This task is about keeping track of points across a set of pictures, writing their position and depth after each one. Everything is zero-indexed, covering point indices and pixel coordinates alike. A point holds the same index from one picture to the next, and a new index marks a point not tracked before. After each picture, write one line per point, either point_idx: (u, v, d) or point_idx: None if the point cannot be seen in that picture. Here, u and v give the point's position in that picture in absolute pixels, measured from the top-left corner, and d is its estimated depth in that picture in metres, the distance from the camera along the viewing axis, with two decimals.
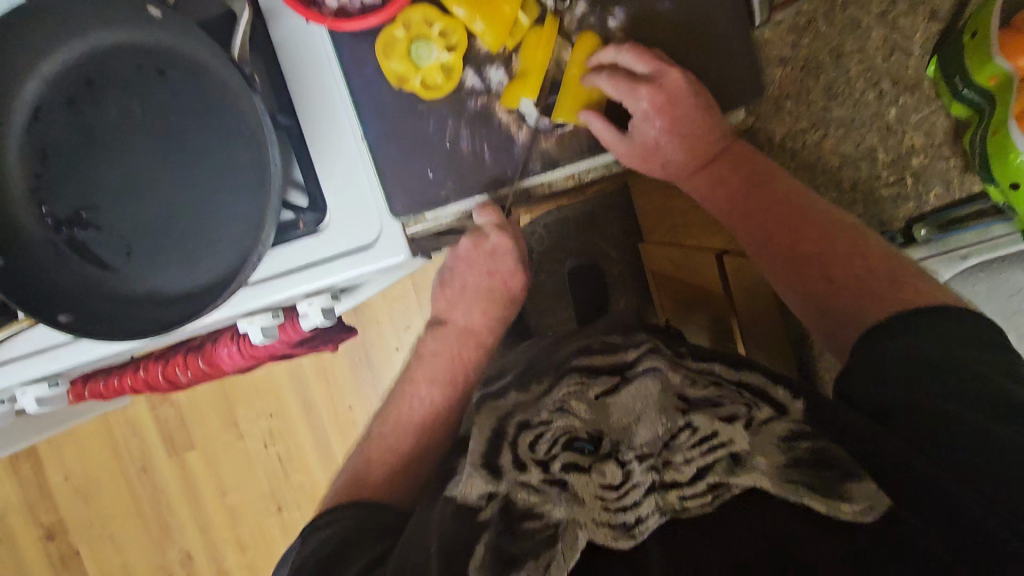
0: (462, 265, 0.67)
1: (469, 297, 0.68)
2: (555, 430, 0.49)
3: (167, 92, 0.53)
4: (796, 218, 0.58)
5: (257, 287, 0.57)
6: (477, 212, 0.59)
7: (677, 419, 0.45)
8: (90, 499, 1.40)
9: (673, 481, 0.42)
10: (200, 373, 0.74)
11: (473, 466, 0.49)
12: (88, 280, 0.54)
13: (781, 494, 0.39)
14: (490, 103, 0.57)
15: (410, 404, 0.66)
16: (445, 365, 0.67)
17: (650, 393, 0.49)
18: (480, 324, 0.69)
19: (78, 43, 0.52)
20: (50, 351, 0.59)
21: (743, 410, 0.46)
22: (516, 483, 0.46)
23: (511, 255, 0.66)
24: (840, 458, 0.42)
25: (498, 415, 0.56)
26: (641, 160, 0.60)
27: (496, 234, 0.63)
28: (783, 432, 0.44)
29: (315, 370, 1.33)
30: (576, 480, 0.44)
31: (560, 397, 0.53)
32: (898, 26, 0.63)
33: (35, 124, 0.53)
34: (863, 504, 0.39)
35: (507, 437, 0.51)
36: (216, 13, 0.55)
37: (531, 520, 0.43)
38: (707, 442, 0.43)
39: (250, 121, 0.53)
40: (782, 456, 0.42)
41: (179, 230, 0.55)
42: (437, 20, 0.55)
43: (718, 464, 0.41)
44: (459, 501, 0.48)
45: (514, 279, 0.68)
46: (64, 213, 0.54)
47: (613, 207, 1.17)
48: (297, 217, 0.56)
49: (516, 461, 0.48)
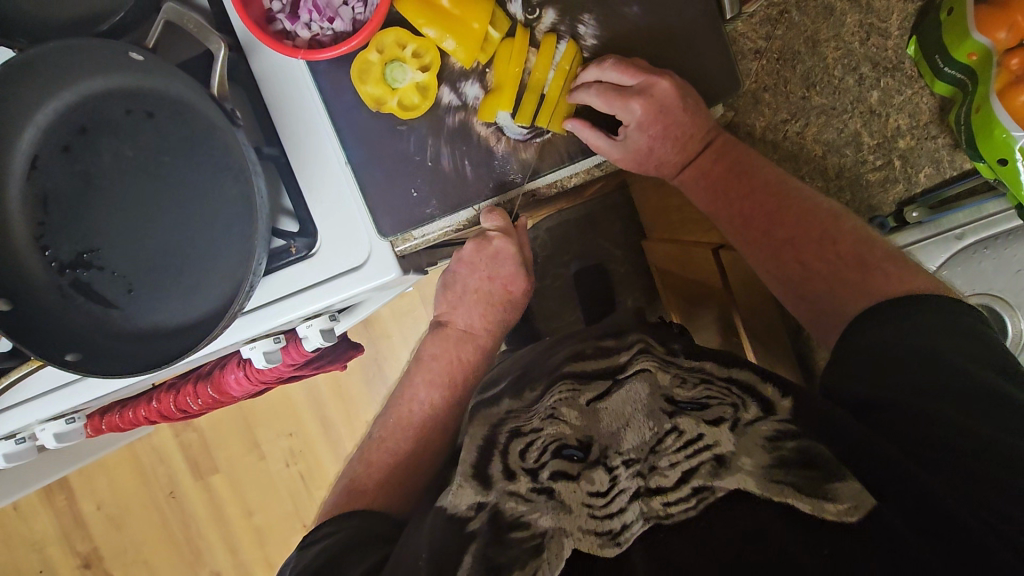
0: (463, 268, 0.67)
1: (469, 300, 0.68)
2: (545, 437, 0.50)
3: (156, 133, 0.55)
4: (776, 204, 0.57)
5: (252, 316, 0.59)
6: (484, 217, 0.61)
7: (663, 423, 0.46)
8: (123, 526, 1.44)
9: (658, 486, 0.42)
10: (211, 400, 0.76)
11: (463, 477, 0.50)
12: (93, 320, 0.56)
13: (765, 494, 0.39)
14: (467, 119, 0.58)
15: (411, 407, 0.67)
16: (445, 368, 0.68)
17: (640, 395, 0.50)
18: (480, 328, 0.69)
19: (69, 93, 0.54)
20: (62, 390, 0.61)
21: (729, 411, 0.46)
22: (504, 493, 0.47)
23: (512, 260, 0.66)
24: (825, 460, 0.42)
25: (490, 421, 0.57)
26: (635, 159, 0.60)
27: (500, 239, 0.64)
28: (769, 432, 0.44)
29: (331, 388, 1.35)
30: (564, 488, 0.45)
31: (551, 403, 0.54)
32: (873, 10, 0.63)
33: (34, 173, 0.55)
34: (847, 503, 0.38)
35: (498, 445, 0.52)
36: (195, 54, 0.56)
37: (519, 528, 0.43)
38: (692, 445, 0.43)
39: (236, 155, 0.54)
40: (766, 456, 0.42)
41: (176, 264, 0.57)
42: (409, 41, 0.56)
43: (702, 466, 0.42)
44: (450, 510, 0.48)
45: (514, 284, 0.68)
46: (67, 257, 0.56)
47: (613, 206, 1.17)
48: (289, 242, 0.57)
49: (506, 471, 0.49)
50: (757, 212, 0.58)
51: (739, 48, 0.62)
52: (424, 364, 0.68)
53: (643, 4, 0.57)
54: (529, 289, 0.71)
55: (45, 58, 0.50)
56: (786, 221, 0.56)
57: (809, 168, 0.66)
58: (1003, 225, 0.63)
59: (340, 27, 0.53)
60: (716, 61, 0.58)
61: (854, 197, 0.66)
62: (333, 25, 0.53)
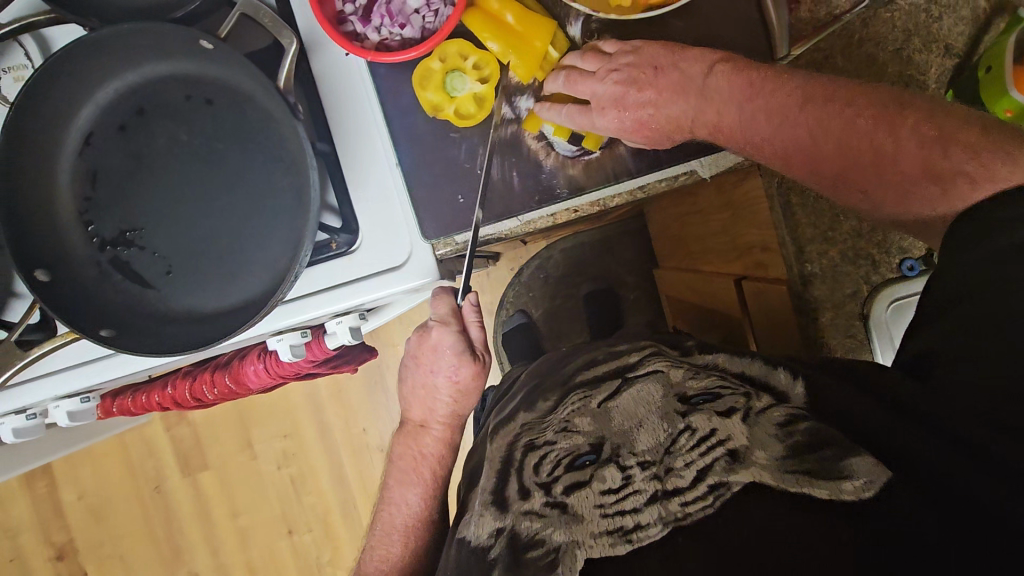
0: (412, 363, 0.67)
1: (420, 398, 0.68)
2: (559, 451, 0.49)
3: (211, 120, 0.56)
4: (817, 143, 0.55)
5: (285, 307, 0.59)
6: (433, 301, 0.64)
7: (677, 422, 0.46)
8: (103, 518, 1.40)
9: (674, 488, 0.42)
10: (227, 391, 0.75)
11: (482, 505, 0.51)
12: (131, 297, 0.56)
13: (782, 485, 0.40)
14: (519, 131, 0.59)
15: (391, 509, 0.70)
16: (413, 468, 0.70)
17: (653, 396, 0.50)
18: (442, 416, 0.69)
19: (133, 74, 0.55)
20: (91, 365, 0.61)
21: (742, 401, 0.47)
22: (519, 514, 0.47)
23: (454, 353, 0.64)
24: (839, 439, 0.42)
25: (509, 439, 0.56)
26: (711, 133, 0.58)
27: (437, 329, 0.63)
28: (781, 419, 0.45)
29: (331, 392, 1.34)
30: (578, 499, 0.45)
31: (565, 414, 0.53)
32: (914, 63, 0.65)
33: (86, 149, 0.56)
34: (862, 479, 0.39)
35: (515, 462, 0.52)
36: (261, 46, 0.57)
37: (533, 548, 0.43)
38: (706, 442, 0.43)
39: (292, 147, 0.55)
40: (780, 446, 0.42)
41: (217, 250, 0.57)
42: (471, 53, 0.58)
43: (717, 463, 0.42)
44: (473, 540, 0.50)
45: (460, 371, 0.65)
46: (109, 234, 0.56)
47: (628, 233, 1.20)
48: (331, 237, 0.57)
49: (522, 489, 0.49)
50: (801, 156, 0.56)
51: None
52: (393, 466, 0.71)
53: (696, 36, 0.60)
54: (479, 368, 0.66)
55: (116, 38, 0.52)
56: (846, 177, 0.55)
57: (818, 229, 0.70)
58: None
59: (409, 33, 0.55)
60: None
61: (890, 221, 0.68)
62: (403, 31, 0.55)
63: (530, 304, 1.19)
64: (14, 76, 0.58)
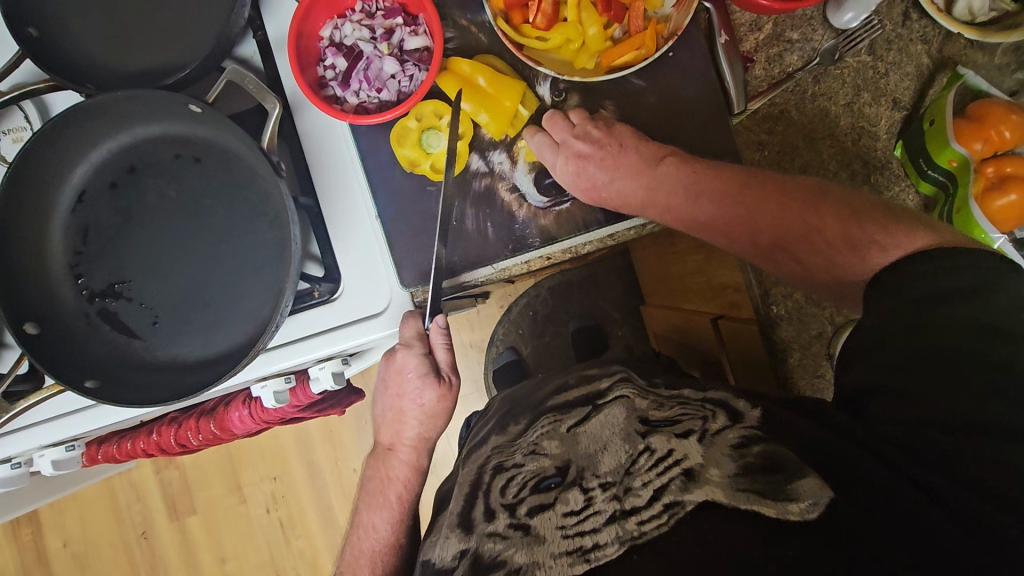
0: (380, 385, 0.68)
1: (390, 420, 0.69)
2: (525, 473, 0.51)
3: (199, 176, 0.59)
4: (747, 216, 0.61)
5: (268, 353, 0.61)
6: (397, 323, 0.62)
7: (637, 444, 0.49)
8: (88, 566, 1.38)
9: (632, 507, 0.44)
10: (212, 437, 0.76)
11: (449, 528, 0.52)
12: (116, 348, 0.58)
13: (734, 503, 0.41)
14: (493, 184, 0.61)
15: (359, 534, 0.70)
16: (381, 491, 0.70)
17: (618, 418, 0.53)
18: (412, 440, 0.70)
19: (125, 135, 0.58)
20: (76, 416, 0.62)
21: (699, 423, 0.50)
22: (483, 536, 0.48)
23: (417, 374, 0.65)
24: (788, 460, 0.44)
25: (479, 462, 0.58)
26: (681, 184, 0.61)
27: (401, 350, 0.64)
28: (735, 440, 0.48)
29: (321, 432, 1.34)
30: (540, 521, 0.47)
31: (534, 437, 0.55)
32: (864, 114, 0.68)
33: (79, 205, 0.59)
34: (807, 500, 0.40)
35: (483, 485, 0.54)
36: (247, 107, 0.60)
37: (494, 569, 0.44)
38: (663, 462, 0.46)
39: (275, 202, 0.58)
40: (733, 465, 0.45)
41: (201, 300, 0.59)
42: (446, 113, 0.61)
43: (673, 482, 0.44)
44: (436, 563, 0.50)
45: (425, 393, 0.66)
46: (98, 286, 0.58)
47: (614, 270, 1.23)
48: (313, 286, 0.60)
49: (487, 511, 0.51)
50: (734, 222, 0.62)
51: (744, 141, 0.69)
52: (365, 492, 0.72)
53: (659, 94, 0.62)
54: (445, 391, 0.67)
55: (109, 105, 0.55)
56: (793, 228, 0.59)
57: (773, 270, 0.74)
58: None
59: (386, 96, 0.58)
60: (727, 149, 0.63)
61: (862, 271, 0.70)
62: (380, 94, 0.58)
63: (519, 341, 1.22)
64: (13, 137, 0.61)
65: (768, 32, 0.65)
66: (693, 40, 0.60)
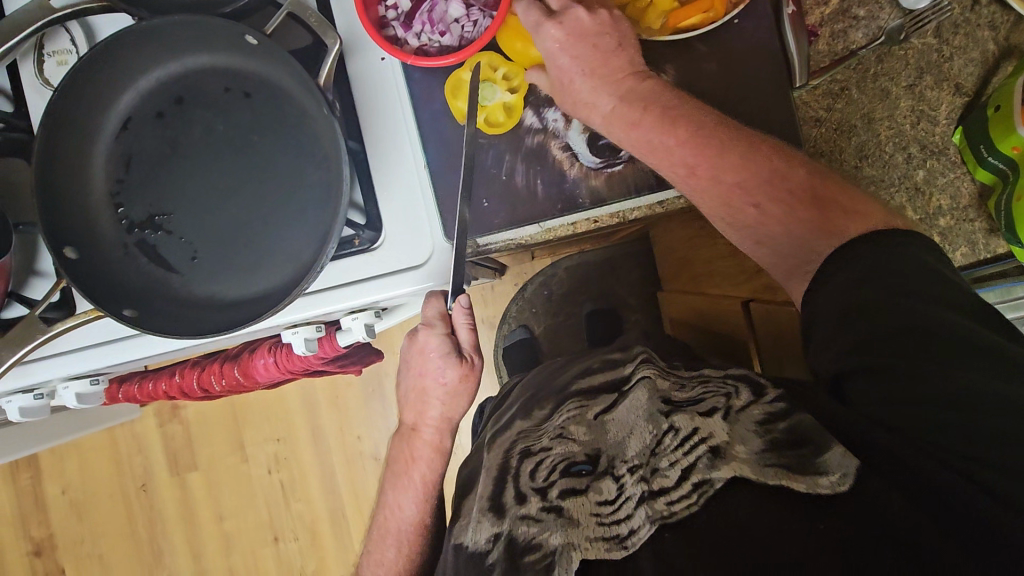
0: (402, 366, 0.69)
1: (413, 401, 0.69)
2: (554, 456, 0.50)
3: (248, 112, 0.58)
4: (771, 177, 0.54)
5: (304, 298, 0.60)
6: (424, 304, 0.64)
7: (660, 424, 0.48)
8: (85, 514, 1.38)
9: (661, 488, 0.43)
10: (233, 384, 0.75)
11: (480, 512, 0.51)
12: (153, 279, 0.57)
13: (761, 479, 0.42)
14: (545, 141, 0.61)
15: (388, 513, 0.71)
16: (406, 471, 0.70)
17: (642, 401, 0.51)
18: (435, 421, 0.69)
19: (175, 65, 0.57)
20: (109, 345, 0.61)
21: (721, 401, 0.50)
22: (516, 518, 0.48)
23: (440, 354, 0.65)
24: (812, 433, 0.44)
25: (504, 447, 0.57)
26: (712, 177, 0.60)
27: (424, 331, 0.65)
28: (760, 417, 0.47)
29: (327, 396, 1.34)
30: (573, 504, 0.46)
31: (560, 422, 0.54)
32: (925, 98, 0.69)
33: (125, 133, 0.58)
34: (838, 473, 0.41)
35: (511, 470, 0.53)
36: (303, 44, 0.59)
37: (531, 552, 0.44)
38: (688, 441, 0.45)
39: (324, 144, 0.57)
40: (760, 441, 0.45)
41: (243, 237, 0.58)
42: (501, 65, 0.60)
43: (700, 460, 0.44)
44: (470, 546, 0.50)
45: (447, 373, 0.66)
46: (139, 217, 0.58)
47: (632, 255, 1.22)
48: (355, 233, 0.59)
49: (517, 494, 0.50)
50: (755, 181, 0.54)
51: (801, 115, 0.68)
52: (391, 472, 0.72)
53: (720, 61, 0.60)
54: (467, 370, 0.66)
55: (163, 28, 0.54)
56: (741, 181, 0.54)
57: None
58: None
59: (447, 40, 0.57)
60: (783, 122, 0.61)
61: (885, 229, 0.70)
62: (442, 38, 0.57)
63: (533, 319, 1.21)
64: (58, 59, 0.60)
65: (835, 6, 0.66)
66: (760, 9, 0.59)
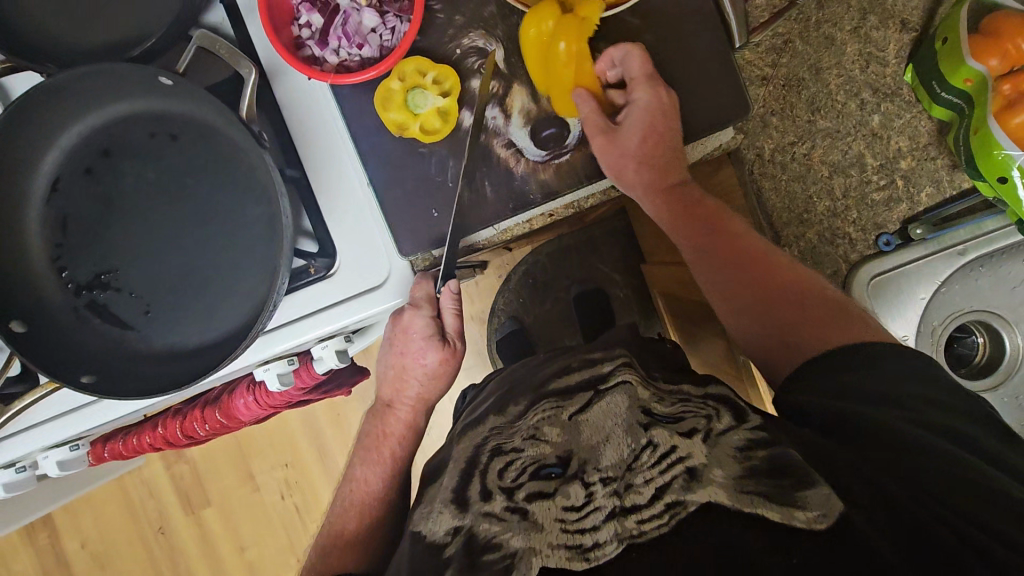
0: (387, 343, 0.67)
1: (389, 377, 0.69)
2: (524, 458, 0.49)
3: (178, 154, 0.56)
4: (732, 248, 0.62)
5: (267, 336, 0.59)
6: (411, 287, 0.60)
7: (640, 437, 0.46)
8: (108, 564, 1.38)
9: (633, 505, 0.42)
10: (218, 426, 0.74)
11: (442, 503, 0.50)
12: (111, 340, 0.56)
13: (740, 508, 0.40)
14: (488, 141, 0.59)
15: (352, 486, 0.69)
16: (377, 446, 0.70)
17: (619, 408, 0.49)
18: (412, 399, 0.69)
19: (93, 117, 0.55)
20: (80, 411, 0.60)
21: (703, 422, 0.47)
22: (478, 514, 0.47)
23: (425, 336, 0.63)
24: (794, 463, 0.42)
25: (474, 442, 0.56)
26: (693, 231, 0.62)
27: (410, 311, 0.62)
28: (739, 443, 0.45)
29: (329, 415, 1.33)
30: (539, 507, 0.45)
31: (533, 423, 0.53)
32: (871, 39, 0.68)
33: (54, 195, 0.55)
34: (816, 511, 0.39)
35: (478, 466, 0.51)
36: (223, 77, 0.57)
37: (488, 552, 0.43)
38: (667, 458, 0.43)
39: (262, 178, 0.55)
40: (738, 467, 0.43)
41: (194, 285, 0.57)
42: (430, 69, 0.58)
43: (675, 481, 0.42)
44: (429, 536, 0.49)
45: (428, 354, 0.65)
46: (84, 278, 0.56)
47: (612, 231, 1.20)
48: (308, 262, 0.57)
49: (482, 491, 0.49)
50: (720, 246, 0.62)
51: (747, 74, 0.69)
52: (359, 447, 0.71)
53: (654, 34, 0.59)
54: (449, 355, 0.66)
55: (72, 83, 0.51)
56: (768, 327, 0.59)
57: (818, 188, 0.70)
58: (1005, 241, 0.67)
59: (368, 52, 0.56)
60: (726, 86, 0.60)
61: (860, 215, 0.69)
62: (361, 50, 0.56)
63: (521, 309, 1.20)
64: None
65: None
66: None
